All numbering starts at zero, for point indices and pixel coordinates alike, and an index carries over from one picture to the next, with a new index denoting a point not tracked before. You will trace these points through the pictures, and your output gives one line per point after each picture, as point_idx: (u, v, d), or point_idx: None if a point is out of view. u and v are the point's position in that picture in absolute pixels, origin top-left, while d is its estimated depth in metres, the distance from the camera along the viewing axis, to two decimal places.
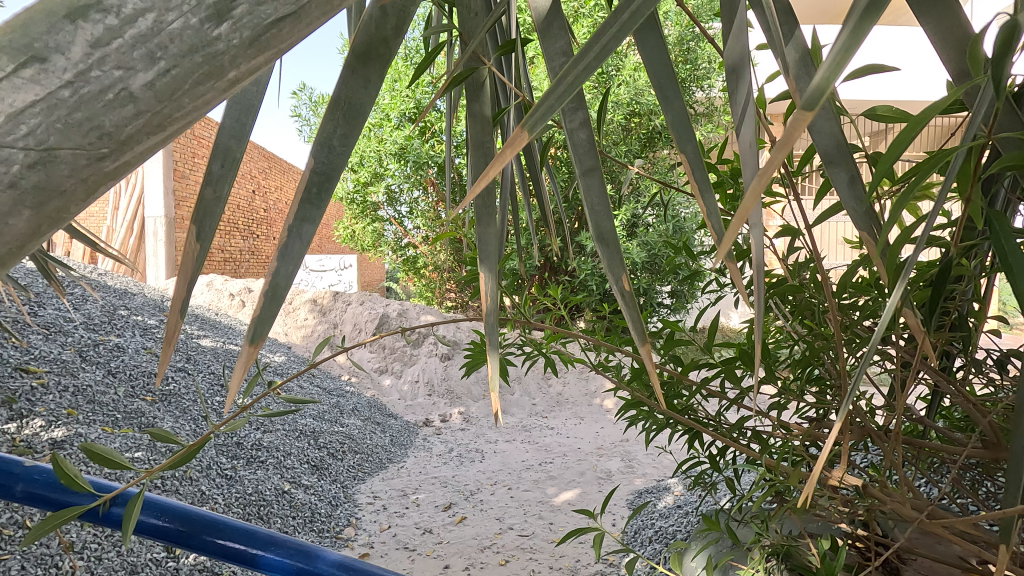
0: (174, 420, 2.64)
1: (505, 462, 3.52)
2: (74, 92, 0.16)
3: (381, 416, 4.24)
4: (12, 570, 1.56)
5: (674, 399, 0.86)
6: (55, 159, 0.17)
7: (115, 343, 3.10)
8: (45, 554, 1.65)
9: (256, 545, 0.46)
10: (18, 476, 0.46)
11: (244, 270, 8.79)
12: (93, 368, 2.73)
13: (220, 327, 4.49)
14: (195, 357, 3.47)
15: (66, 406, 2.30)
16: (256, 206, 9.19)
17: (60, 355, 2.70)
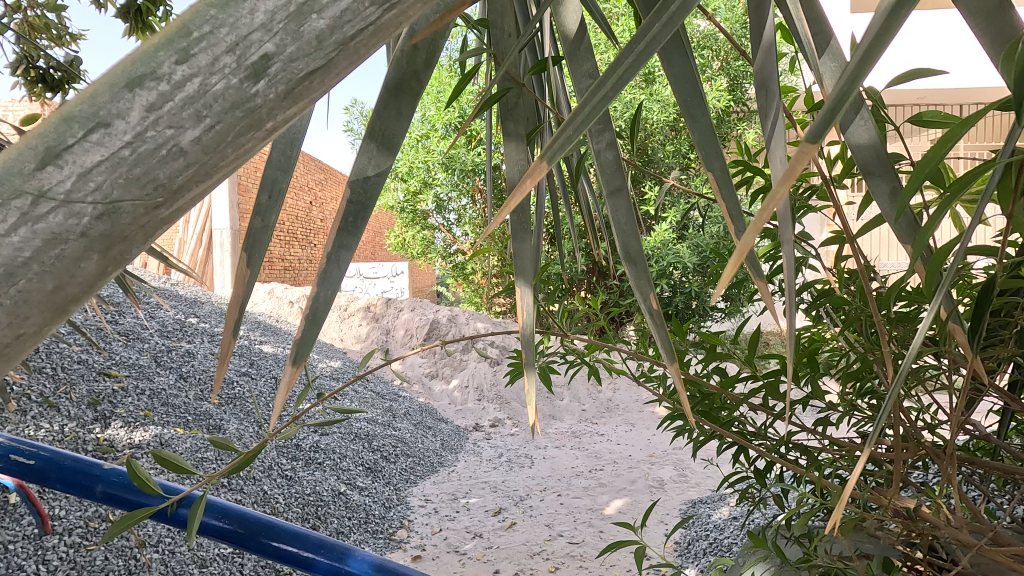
0: (239, 422, 2.79)
1: (554, 468, 3.51)
2: (133, 151, 0.19)
3: (432, 420, 4.33)
4: (97, 560, 1.70)
5: (718, 411, 0.84)
6: (119, 210, 0.19)
7: (186, 349, 3.31)
8: (125, 546, 1.79)
9: (307, 549, 0.49)
10: (98, 477, 0.51)
11: (304, 279, 9.22)
12: (167, 372, 2.93)
13: (280, 333, 4.71)
14: (258, 362, 3.66)
15: (143, 408, 2.48)
16: (313, 217, 9.63)
17: (138, 360, 2.91)
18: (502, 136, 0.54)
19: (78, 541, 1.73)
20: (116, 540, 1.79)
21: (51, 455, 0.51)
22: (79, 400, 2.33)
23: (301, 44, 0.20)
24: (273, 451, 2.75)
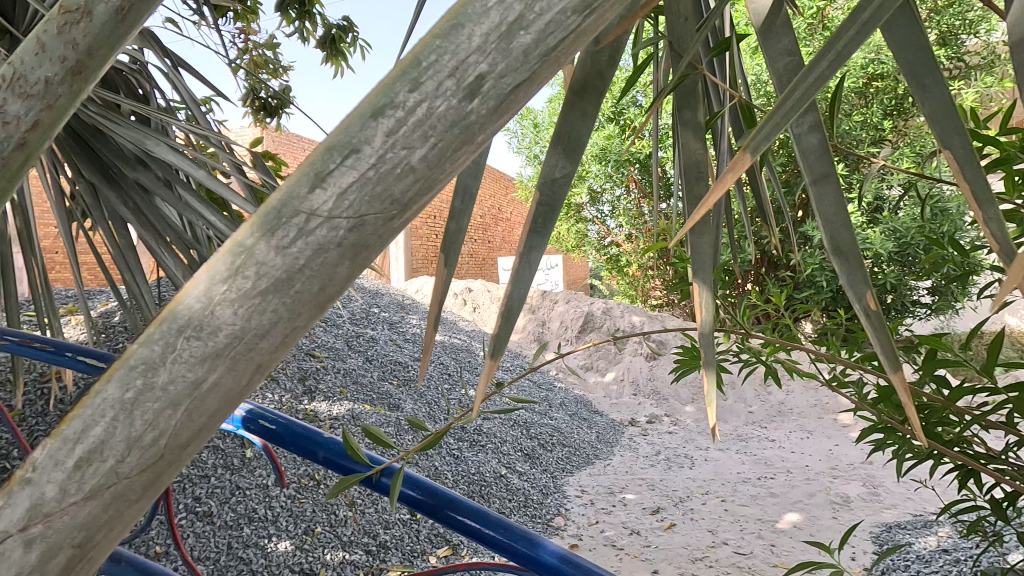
0: (414, 403, 3.09)
1: (718, 471, 3.31)
2: (377, 171, 0.22)
3: (587, 412, 4.36)
4: (308, 511, 2.03)
5: (939, 426, 0.72)
6: (365, 223, 0.22)
7: (371, 335, 3.76)
8: (329, 502, 2.10)
9: (488, 526, 0.52)
10: (321, 444, 0.60)
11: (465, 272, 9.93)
12: (357, 355, 3.36)
13: (447, 323, 5.11)
14: (429, 349, 4.01)
15: (339, 386, 2.88)
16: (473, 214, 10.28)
17: (335, 344, 3.38)
18: (699, 135, 0.51)
19: (293, 493, 2.08)
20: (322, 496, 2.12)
21: (287, 423, 0.63)
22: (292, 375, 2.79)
23: (510, 60, 0.21)
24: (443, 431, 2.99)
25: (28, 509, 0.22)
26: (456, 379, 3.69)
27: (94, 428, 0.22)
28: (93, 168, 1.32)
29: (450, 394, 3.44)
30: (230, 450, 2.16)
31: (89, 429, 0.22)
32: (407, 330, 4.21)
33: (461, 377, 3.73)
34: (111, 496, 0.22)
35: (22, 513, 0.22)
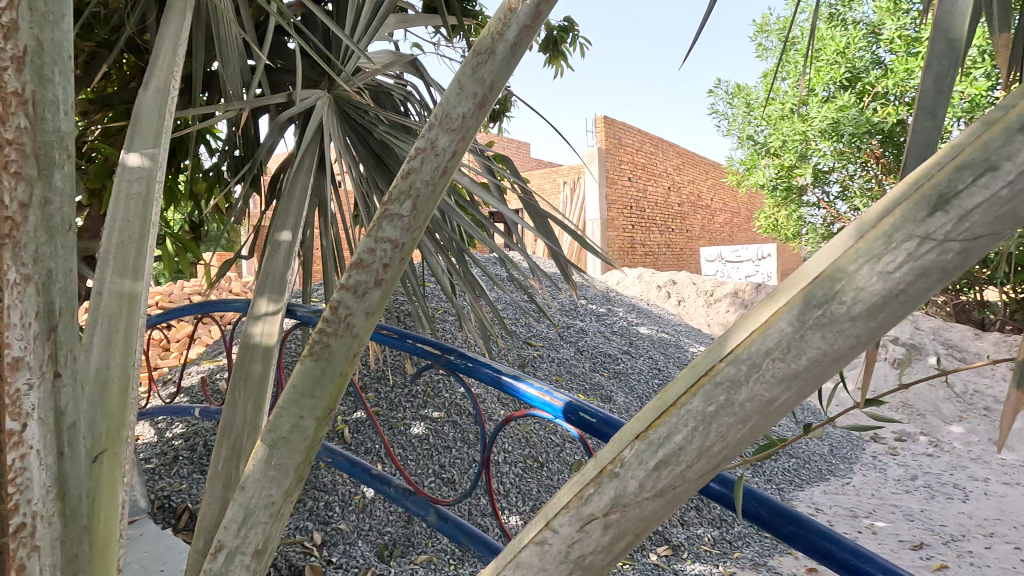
0: (625, 396, 3.07)
1: (1005, 512, 2.67)
2: (1009, 190, 0.24)
3: (817, 420, 3.87)
4: (534, 490, 2.15)
5: None
6: (980, 245, 0.25)
7: (580, 326, 3.86)
8: (551, 484, 2.20)
9: (840, 551, 0.56)
10: None
11: (660, 263, 9.68)
12: (568, 345, 3.47)
13: (652, 316, 4.98)
14: (637, 342, 3.94)
15: (555, 373, 3.04)
16: (670, 202, 9.90)
17: (548, 333, 3.54)
18: (1020, 73, 0.59)
19: (520, 472, 2.22)
20: (546, 477, 2.22)
21: (605, 417, 0.73)
22: (513, 362, 3.04)
23: None
24: None
25: (612, 498, 0.31)
26: (666, 375, 3.51)
27: (674, 437, 0.30)
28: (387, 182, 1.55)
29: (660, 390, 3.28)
30: (465, 426, 2.37)
31: (671, 436, 0.30)
32: (614, 322, 4.21)
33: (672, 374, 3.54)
34: (674, 494, 0.30)
35: (606, 501, 0.31)
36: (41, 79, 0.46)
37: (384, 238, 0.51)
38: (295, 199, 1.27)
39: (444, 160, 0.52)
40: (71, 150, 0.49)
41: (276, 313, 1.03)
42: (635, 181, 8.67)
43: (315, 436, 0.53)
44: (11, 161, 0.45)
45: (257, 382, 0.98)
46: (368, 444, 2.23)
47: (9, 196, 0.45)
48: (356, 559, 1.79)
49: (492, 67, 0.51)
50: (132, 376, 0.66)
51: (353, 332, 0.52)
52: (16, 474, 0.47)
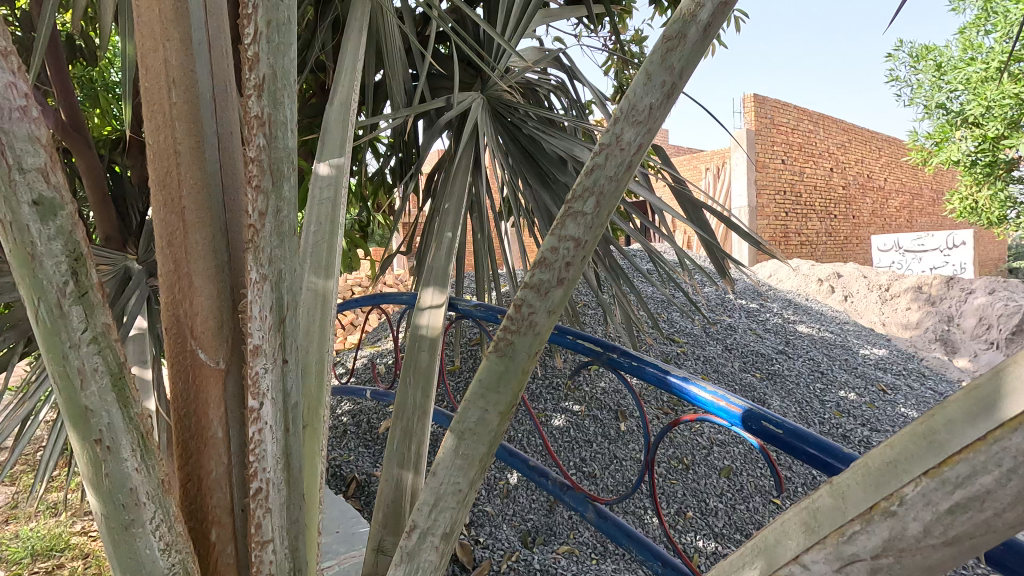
0: (781, 400, 2.80)
1: None
2: None
3: None
4: (679, 493, 2.06)
5: None
6: None
7: (728, 323, 3.60)
8: (698, 489, 2.08)
9: None
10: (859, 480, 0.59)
11: (819, 253, 8.72)
12: (715, 343, 3.26)
13: (812, 313, 4.49)
14: (795, 342, 3.57)
15: (701, 372, 2.88)
16: (833, 185, 8.84)
17: (693, 329, 3.35)
18: None
19: (664, 473, 2.14)
20: (692, 481, 2.11)
21: (793, 428, 0.70)
22: (655, 359, 2.94)
23: None
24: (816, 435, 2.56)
25: (886, 539, 0.27)
26: (830, 379, 3.13)
27: (980, 476, 0.25)
28: (534, 175, 1.57)
29: (823, 395, 2.94)
30: (607, 421, 2.34)
31: (975, 476, 0.25)
32: (767, 319, 3.87)
33: (839, 379, 3.14)
34: (970, 544, 0.26)
35: (878, 543, 0.27)
36: (275, 101, 0.53)
37: (567, 236, 0.51)
38: (455, 199, 1.33)
39: (628, 155, 0.50)
40: (295, 163, 0.55)
41: (439, 305, 1.10)
42: (790, 164, 7.88)
43: (497, 430, 0.55)
44: (254, 176, 0.52)
45: (425, 372, 1.04)
46: (511, 432, 2.30)
47: (251, 207, 0.52)
48: (501, 542, 1.86)
49: (684, 52, 0.48)
50: (326, 363, 0.74)
51: (535, 329, 0.52)
52: (257, 445, 0.54)
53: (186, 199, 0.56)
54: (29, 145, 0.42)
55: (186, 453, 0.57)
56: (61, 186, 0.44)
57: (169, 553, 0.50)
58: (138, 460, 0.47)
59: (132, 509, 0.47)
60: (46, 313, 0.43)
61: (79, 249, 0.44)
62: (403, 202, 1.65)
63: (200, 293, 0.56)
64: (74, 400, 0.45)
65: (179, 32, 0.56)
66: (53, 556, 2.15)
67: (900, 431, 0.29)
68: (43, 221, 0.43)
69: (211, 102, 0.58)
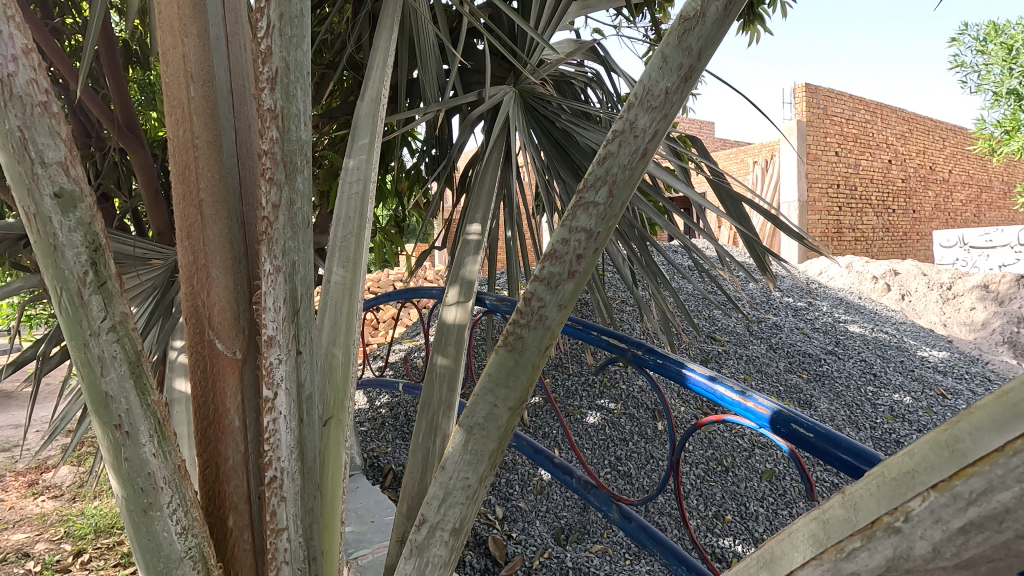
0: (829, 402, 2.68)
1: None
2: None
3: None
4: (717, 494, 2.00)
5: None
6: None
7: (774, 321, 3.46)
8: (737, 491, 2.02)
9: None
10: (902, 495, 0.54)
11: (875, 249, 8.30)
12: (759, 342, 3.14)
13: (866, 313, 4.27)
14: (845, 342, 3.41)
15: (743, 372, 2.78)
16: (891, 177, 8.38)
17: (735, 328, 3.25)
18: None
19: (701, 474, 2.08)
20: (731, 484, 2.05)
21: (826, 432, 0.66)
22: (694, 357, 2.86)
23: None
24: (866, 440, 2.43)
25: (889, 559, 0.25)
26: (883, 382, 2.96)
27: (998, 494, 0.23)
28: (568, 170, 1.52)
29: (875, 399, 2.79)
30: (643, 419, 2.29)
31: (993, 493, 0.23)
32: (815, 318, 3.70)
33: (893, 382, 2.97)
34: (989, 568, 0.23)
35: (880, 562, 0.25)
36: (288, 95, 0.53)
37: (578, 227, 0.49)
38: (483, 194, 1.32)
39: (642, 143, 0.48)
40: (309, 155, 0.55)
41: (466, 300, 1.08)
42: (843, 155, 7.50)
43: (507, 426, 0.54)
44: (268, 168, 0.53)
45: (450, 367, 1.03)
46: (545, 429, 2.28)
47: (265, 199, 0.53)
48: (535, 538, 1.86)
49: (701, 34, 0.45)
50: (352, 355, 0.74)
51: (545, 324, 0.51)
52: (271, 435, 0.55)
53: (203, 193, 0.57)
54: (50, 139, 0.44)
55: (205, 442, 0.58)
56: (82, 179, 0.46)
57: (187, 537, 0.51)
58: (154, 446, 0.49)
59: (150, 493, 0.49)
60: (68, 303, 0.45)
61: (98, 240, 0.46)
62: (436, 197, 1.64)
63: (217, 284, 0.57)
64: (94, 386, 0.47)
65: (197, 27, 0.58)
66: (113, 533, 2.28)
67: (920, 439, 0.27)
68: (64, 214, 0.44)
69: (229, 97, 0.59)
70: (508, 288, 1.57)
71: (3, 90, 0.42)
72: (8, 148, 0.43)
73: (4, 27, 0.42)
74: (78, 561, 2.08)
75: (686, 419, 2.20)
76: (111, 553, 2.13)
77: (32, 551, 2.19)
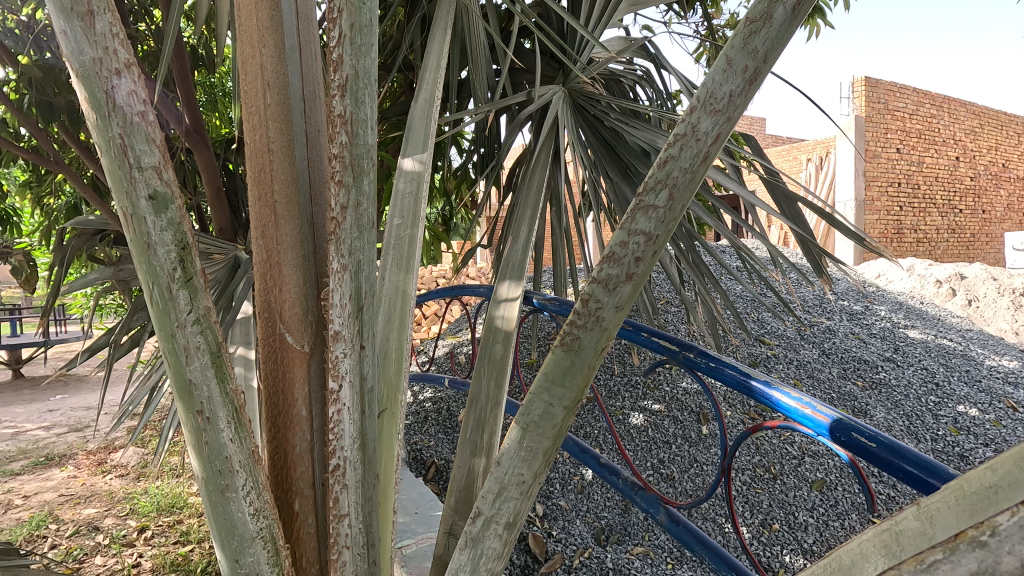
0: (886, 411, 2.56)
1: None
2: None
3: None
4: (763, 503, 1.94)
5: None
6: None
7: (827, 325, 3.34)
8: (785, 500, 1.96)
9: None
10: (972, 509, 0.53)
11: (939, 251, 7.86)
12: (811, 346, 3.03)
13: (928, 318, 4.05)
14: (905, 348, 3.24)
15: (793, 377, 2.70)
16: (959, 175, 7.90)
17: (786, 331, 3.15)
18: None
19: (748, 481, 2.03)
20: (779, 492, 1.99)
21: (889, 442, 0.64)
22: (742, 361, 2.79)
23: None
24: (926, 452, 2.31)
25: (976, 570, 0.25)
26: (946, 392, 2.80)
27: None
28: (615, 168, 1.51)
29: (937, 410, 2.64)
30: (687, 422, 2.26)
31: None
32: (873, 323, 3.54)
33: (958, 392, 2.81)
34: None
35: (967, 573, 0.25)
36: (357, 101, 0.56)
37: (637, 230, 0.50)
38: (532, 192, 1.33)
39: (704, 146, 0.48)
40: (376, 159, 0.58)
41: (515, 298, 1.09)
42: (906, 152, 7.14)
43: (562, 424, 0.55)
44: (337, 172, 0.55)
45: (498, 365, 1.05)
46: (587, 428, 2.28)
47: (335, 202, 0.56)
48: (575, 538, 1.86)
49: (768, 36, 0.45)
50: (405, 351, 0.77)
51: (602, 325, 0.51)
52: (336, 425, 0.58)
53: (277, 193, 0.61)
54: (146, 145, 0.48)
55: (274, 429, 0.62)
56: (173, 182, 0.50)
57: (258, 518, 0.54)
58: (232, 432, 0.52)
59: (227, 475, 0.52)
60: (158, 296, 0.49)
61: (186, 239, 0.50)
62: (483, 196, 1.65)
63: (289, 281, 0.60)
64: (179, 374, 0.50)
65: (274, 38, 0.61)
66: (174, 512, 2.41)
67: (1003, 457, 0.27)
68: (156, 214, 0.48)
69: (301, 104, 0.63)
70: (555, 287, 1.57)
71: (107, 102, 0.46)
72: (110, 153, 0.47)
73: (111, 44, 0.46)
74: (142, 537, 2.22)
75: (734, 424, 2.15)
76: (171, 531, 2.27)
77: (102, 525, 2.35)
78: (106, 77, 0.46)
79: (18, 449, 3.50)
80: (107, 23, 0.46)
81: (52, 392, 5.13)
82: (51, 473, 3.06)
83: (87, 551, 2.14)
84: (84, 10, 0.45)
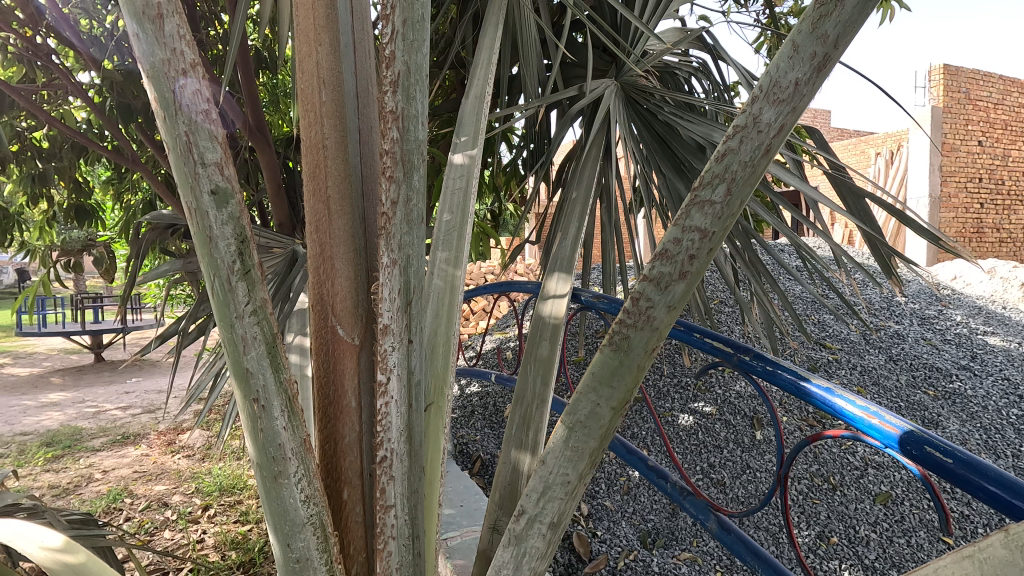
0: (961, 424, 2.38)
1: None
2: None
3: None
4: (821, 515, 1.85)
5: None
6: None
7: (895, 330, 3.15)
8: (846, 513, 1.86)
9: None
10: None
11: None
12: (877, 352, 2.87)
13: (1012, 324, 3.73)
14: (983, 356, 3.01)
15: (856, 384, 2.56)
16: None
17: (849, 335, 2.98)
18: None
19: (805, 491, 1.94)
20: (840, 505, 1.89)
21: (966, 458, 0.60)
22: (801, 365, 2.67)
23: None
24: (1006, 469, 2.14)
25: None
26: None
27: None
28: (669, 164, 1.46)
29: (1020, 424, 2.44)
30: (739, 427, 2.18)
31: None
32: (947, 329, 3.30)
33: None
34: None
35: None
36: (408, 97, 0.56)
37: (692, 226, 0.48)
38: (581, 187, 1.31)
39: (767, 138, 0.45)
40: (425, 154, 0.58)
41: (563, 294, 1.07)
42: (989, 145, 6.62)
43: (609, 425, 0.53)
44: (388, 167, 0.56)
45: (545, 362, 1.03)
46: (634, 429, 2.24)
47: (386, 197, 0.56)
48: (619, 539, 1.83)
49: (838, 20, 0.42)
50: (453, 344, 0.77)
51: (653, 325, 0.50)
52: (383, 416, 0.59)
53: (331, 188, 0.62)
54: (209, 142, 0.50)
55: (325, 419, 0.63)
56: (233, 178, 0.51)
57: (309, 505, 0.56)
58: (285, 420, 0.54)
59: (280, 461, 0.54)
60: (219, 288, 0.51)
61: (244, 232, 0.51)
62: (532, 192, 1.63)
63: (340, 273, 0.62)
64: (237, 362, 0.52)
65: (330, 35, 0.62)
66: (234, 493, 2.54)
67: None
68: (218, 209, 0.50)
69: (355, 99, 0.64)
70: (604, 284, 1.54)
71: (175, 102, 0.48)
72: (176, 149, 0.49)
73: (178, 45, 0.48)
74: (206, 514, 2.36)
75: (791, 431, 2.06)
76: (232, 510, 2.39)
77: (171, 501, 2.51)
78: (174, 77, 0.48)
79: (99, 427, 3.78)
80: (175, 25, 0.48)
81: (129, 375, 5.52)
82: (127, 451, 3.29)
83: (157, 525, 2.29)
84: (154, 13, 0.47)
